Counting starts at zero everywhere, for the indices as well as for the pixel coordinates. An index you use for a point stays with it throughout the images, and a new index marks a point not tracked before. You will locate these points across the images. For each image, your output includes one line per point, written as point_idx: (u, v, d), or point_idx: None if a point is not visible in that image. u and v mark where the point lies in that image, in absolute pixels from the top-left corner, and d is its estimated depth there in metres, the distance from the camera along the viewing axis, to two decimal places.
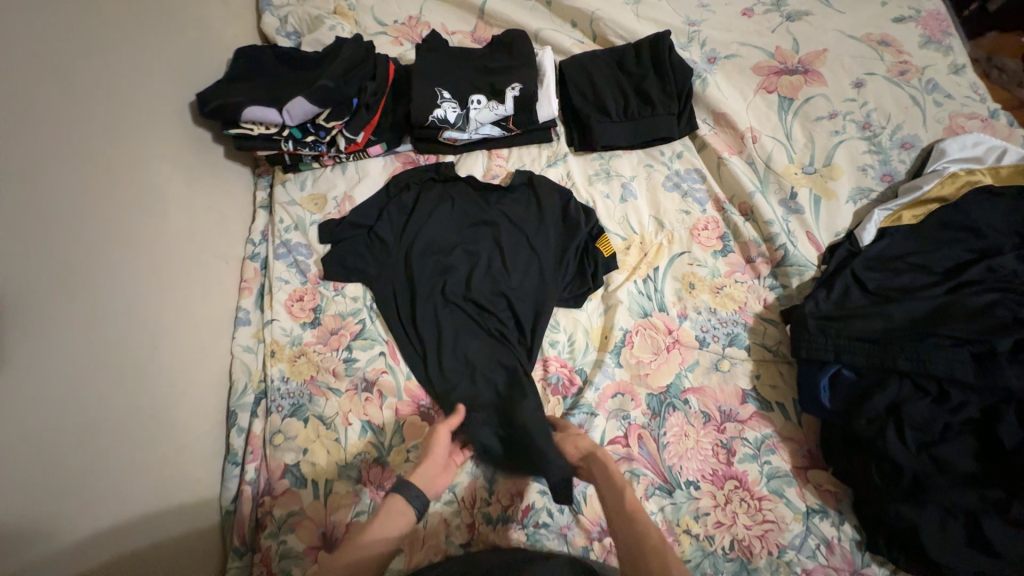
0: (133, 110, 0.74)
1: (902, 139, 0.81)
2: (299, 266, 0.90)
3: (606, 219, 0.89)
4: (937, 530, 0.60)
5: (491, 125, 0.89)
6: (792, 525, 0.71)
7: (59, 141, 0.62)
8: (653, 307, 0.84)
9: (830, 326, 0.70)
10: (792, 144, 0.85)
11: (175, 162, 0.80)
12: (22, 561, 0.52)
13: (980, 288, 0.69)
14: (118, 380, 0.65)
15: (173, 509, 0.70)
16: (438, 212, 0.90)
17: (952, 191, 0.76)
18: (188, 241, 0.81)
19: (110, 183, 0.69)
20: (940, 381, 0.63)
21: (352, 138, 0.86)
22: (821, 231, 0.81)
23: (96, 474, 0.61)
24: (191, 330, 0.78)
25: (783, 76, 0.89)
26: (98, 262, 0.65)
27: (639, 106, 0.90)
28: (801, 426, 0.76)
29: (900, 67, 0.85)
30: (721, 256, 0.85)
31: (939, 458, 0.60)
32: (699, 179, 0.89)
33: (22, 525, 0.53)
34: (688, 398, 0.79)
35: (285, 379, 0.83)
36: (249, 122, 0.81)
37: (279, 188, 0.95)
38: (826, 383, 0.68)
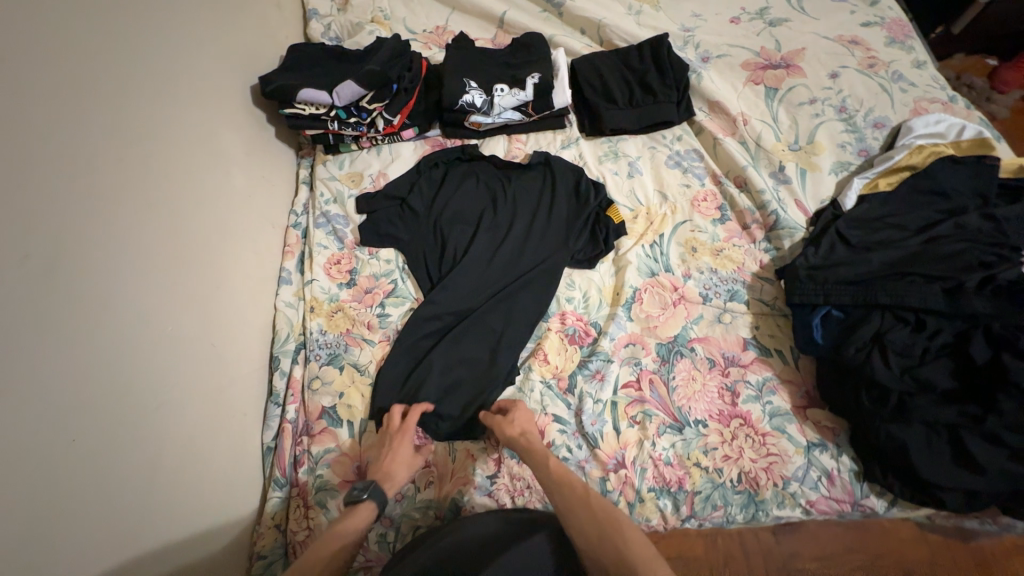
0: (206, 87, 0.86)
1: (874, 120, 0.94)
2: (336, 233, 0.98)
3: (616, 192, 0.99)
4: (923, 442, 0.69)
5: (512, 110, 1.01)
6: (794, 458, 0.77)
7: (153, 103, 0.74)
8: (659, 268, 0.92)
9: (819, 274, 0.79)
10: (779, 127, 0.97)
11: (237, 134, 0.92)
12: (111, 444, 0.58)
13: (951, 239, 0.77)
14: (187, 311, 0.73)
15: (224, 434, 0.76)
16: (464, 187, 1.00)
17: (920, 160, 0.86)
18: (243, 202, 0.90)
19: (187, 144, 0.79)
20: (917, 312, 0.73)
21: (390, 119, 0.99)
22: (808, 199, 0.92)
23: (168, 385, 0.68)
24: (243, 279, 0.87)
25: (768, 70, 1.02)
26: (178, 207, 0.75)
27: (643, 95, 1.02)
28: (799, 369, 0.83)
29: (869, 61, 0.98)
30: (720, 224, 0.94)
31: (921, 378, 0.70)
32: (697, 158, 1.00)
33: (113, 413, 0.59)
34: (695, 346, 0.86)
35: (322, 331, 0.90)
36: (302, 103, 0.94)
37: (320, 166, 1.05)
38: (818, 322, 0.78)
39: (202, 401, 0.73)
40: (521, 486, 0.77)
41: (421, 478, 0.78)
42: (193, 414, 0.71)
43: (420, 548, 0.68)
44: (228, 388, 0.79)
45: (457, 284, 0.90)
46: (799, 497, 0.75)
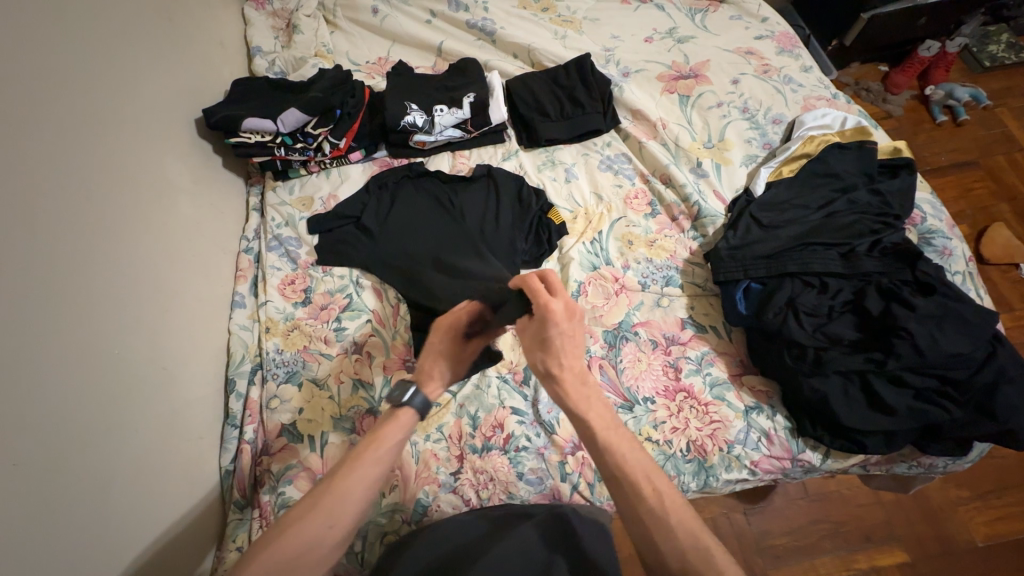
0: (153, 120, 0.89)
1: (773, 117, 1.06)
2: (289, 254, 1.00)
3: (556, 196, 1.06)
4: (841, 392, 0.77)
5: (453, 128, 1.08)
6: (735, 422, 0.83)
7: (101, 134, 0.76)
8: (601, 261, 0.99)
9: (738, 253, 0.87)
10: (693, 128, 1.08)
11: (185, 165, 0.94)
12: (66, 466, 0.58)
13: (844, 213, 0.88)
14: (139, 333, 0.74)
15: (179, 457, 0.75)
16: (413, 201, 1.04)
17: (813, 148, 0.98)
18: (194, 229, 0.92)
19: (135, 174, 0.81)
20: (820, 276, 0.83)
21: (336, 142, 1.04)
22: (725, 189, 1.02)
23: (121, 407, 0.67)
24: (196, 303, 0.88)
25: (680, 80, 1.14)
26: (128, 233, 0.76)
27: (572, 107, 1.11)
28: (732, 341, 0.90)
29: (764, 68, 1.12)
30: (651, 217, 1.02)
31: (830, 332, 0.78)
32: (626, 161, 1.09)
33: (68, 435, 0.59)
34: (638, 330, 0.92)
35: (279, 350, 0.90)
36: (248, 131, 0.98)
37: (269, 192, 1.07)
38: (740, 295, 0.86)
39: (156, 424, 0.73)
40: (484, 479, 0.79)
41: (385, 484, 0.79)
42: (146, 436, 0.70)
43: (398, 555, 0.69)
44: (183, 410, 0.78)
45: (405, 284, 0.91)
46: (743, 459, 0.81)
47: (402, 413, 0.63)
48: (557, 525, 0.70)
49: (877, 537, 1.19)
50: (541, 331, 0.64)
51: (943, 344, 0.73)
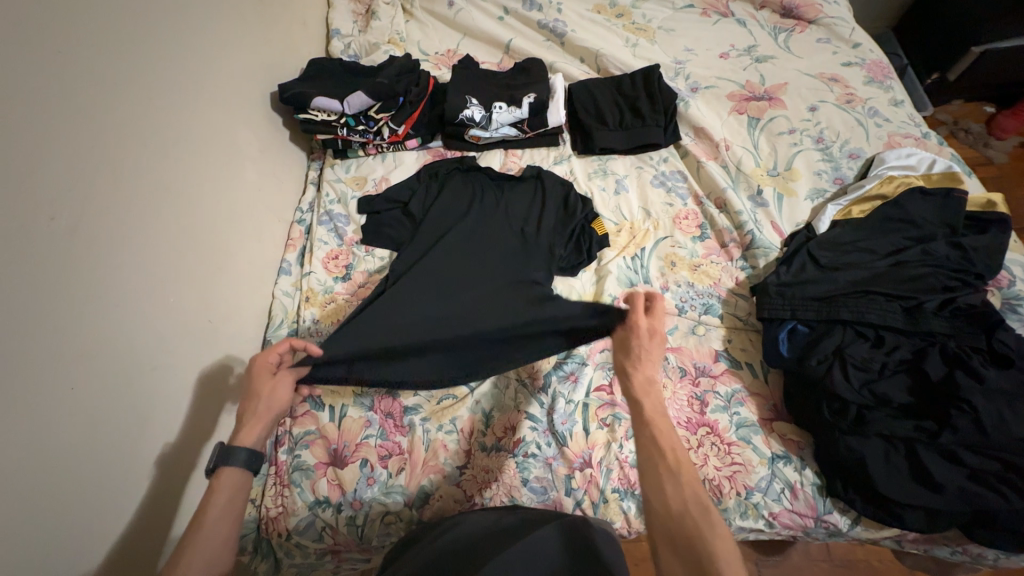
0: (231, 91, 0.95)
1: (849, 151, 0.99)
2: (337, 230, 1.05)
3: (602, 207, 1.04)
4: (881, 458, 0.70)
5: (509, 126, 1.09)
6: (757, 468, 0.78)
7: (184, 100, 0.82)
8: (639, 279, 0.96)
9: (788, 291, 0.82)
10: (759, 153, 1.03)
11: (254, 134, 1.01)
12: (111, 399, 0.64)
13: (916, 265, 0.80)
14: (191, 286, 0.80)
15: (210, 406, 0.81)
16: (459, 195, 1.05)
17: (890, 190, 0.90)
18: (255, 195, 0.98)
19: (208, 138, 0.87)
20: (876, 329, 0.77)
21: (395, 128, 1.07)
22: (784, 222, 0.96)
23: (166, 351, 0.73)
24: (247, 265, 0.94)
25: (751, 101, 1.08)
26: (193, 192, 0.82)
27: (632, 118, 1.09)
28: (767, 383, 0.85)
29: (847, 97, 1.04)
30: (699, 241, 0.98)
31: (878, 392, 0.72)
32: (681, 179, 1.05)
33: (116, 370, 0.65)
34: (668, 355, 0.89)
35: (314, 320, 0.95)
36: (316, 110, 1.03)
37: (328, 169, 1.13)
38: (784, 336, 0.80)
39: (194, 372, 0.78)
40: (488, 479, 0.79)
41: (393, 465, 0.81)
42: (184, 381, 0.76)
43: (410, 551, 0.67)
44: (221, 363, 0.84)
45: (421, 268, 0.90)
46: (761, 508, 0.76)
47: (225, 474, 0.62)
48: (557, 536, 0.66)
49: None
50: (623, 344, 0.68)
51: (1011, 426, 0.66)
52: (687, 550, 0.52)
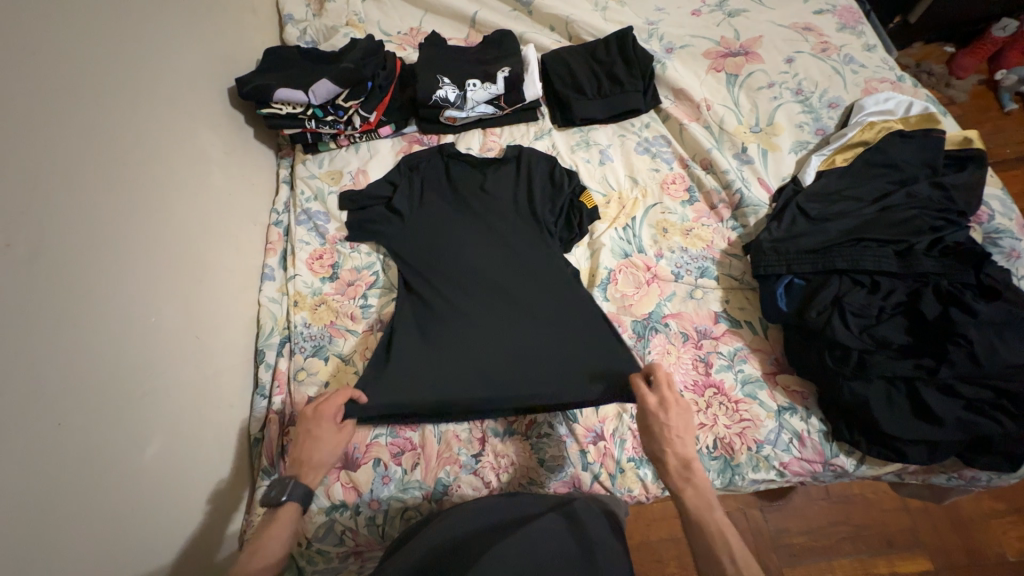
0: (186, 90, 0.89)
1: (829, 101, 0.98)
2: (318, 229, 1.01)
3: (589, 178, 1.02)
4: (883, 397, 0.73)
5: (485, 104, 1.04)
6: (766, 422, 0.80)
7: (135, 104, 0.76)
8: (633, 249, 0.95)
9: (782, 246, 0.83)
10: (740, 111, 1.01)
11: (217, 135, 0.94)
12: (104, 430, 0.60)
13: (902, 208, 0.82)
14: (172, 303, 0.75)
15: (210, 424, 0.78)
16: (442, 185, 1.00)
17: (872, 136, 0.90)
18: (227, 200, 0.93)
19: (167, 143, 0.82)
20: (871, 274, 0.78)
21: (366, 115, 1.02)
22: (770, 177, 0.96)
23: (156, 373, 0.70)
24: (228, 274, 0.89)
25: (728, 58, 1.06)
26: (160, 203, 0.77)
27: (611, 85, 1.06)
28: (768, 339, 0.86)
29: (822, 46, 1.04)
30: (688, 205, 0.98)
31: (877, 335, 0.74)
32: (665, 144, 1.04)
33: (104, 400, 0.61)
34: (669, 321, 0.89)
35: (307, 324, 0.92)
36: (279, 103, 0.97)
37: (299, 166, 1.07)
38: (782, 291, 0.81)
39: (188, 391, 0.75)
40: (504, 463, 0.80)
41: (407, 461, 0.81)
42: (179, 401, 0.72)
43: (413, 541, 0.66)
44: (216, 378, 0.81)
45: (416, 297, 0.89)
46: (772, 459, 0.78)
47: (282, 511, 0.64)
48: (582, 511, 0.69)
49: (900, 543, 1.16)
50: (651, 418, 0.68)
51: (1004, 354, 0.68)
52: None
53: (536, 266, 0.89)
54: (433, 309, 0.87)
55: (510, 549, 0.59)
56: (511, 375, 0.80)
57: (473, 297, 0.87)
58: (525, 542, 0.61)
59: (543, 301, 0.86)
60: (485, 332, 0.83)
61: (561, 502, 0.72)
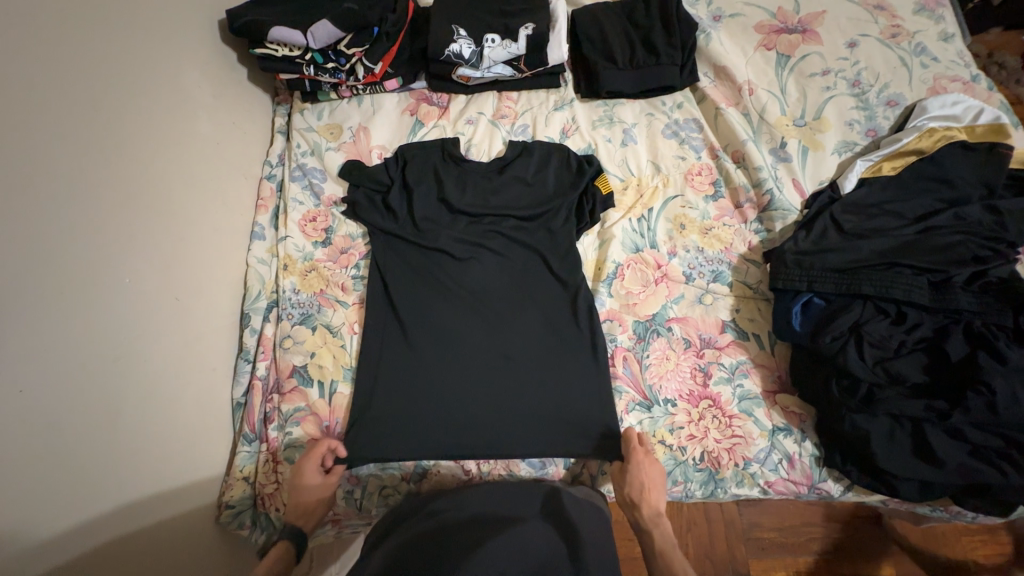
0: (166, 20, 0.79)
1: (888, 97, 0.87)
2: (313, 188, 0.95)
3: (607, 161, 0.94)
4: (885, 435, 0.69)
5: (503, 65, 0.94)
6: (758, 441, 0.78)
7: (101, 35, 0.67)
8: (645, 244, 0.89)
9: (806, 260, 0.77)
10: (786, 99, 0.90)
11: (204, 76, 0.86)
12: (73, 398, 0.57)
13: (945, 231, 0.74)
14: (150, 263, 0.71)
15: (190, 390, 0.75)
16: (443, 176, 0.92)
17: (929, 145, 0.81)
18: (214, 150, 0.86)
19: (143, 83, 0.73)
20: (899, 304, 0.72)
21: (370, 67, 0.91)
22: (806, 180, 0.87)
23: (132, 338, 0.66)
24: (211, 230, 0.84)
25: (782, 34, 0.93)
26: (137, 152, 0.70)
27: (645, 55, 0.94)
28: (774, 355, 0.82)
29: (892, 31, 0.90)
30: (712, 201, 0.90)
31: (891, 370, 0.69)
32: (696, 129, 0.94)
33: (72, 366, 0.58)
34: (672, 326, 0.85)
35: (296, 290, 0.89)
36: (275, 43, 0.87)
37: (297, 115, 0.99)
38: (798, 309, 0.75)
39: (168, 355, 0.72)
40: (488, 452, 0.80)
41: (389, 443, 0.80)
42: (159, 367, 0.70)
43: (393, 533, 0.67)
44: (196, 342, 0.78)
45: (411, 284, 0.87)
46: (758, 477, 0.77)
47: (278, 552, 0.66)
48: (567, 513, 0.69)
49: (868, 549, 1.17)
50: (630, 471, 0.72)
51: None
52: None
53: (546, 267, 0.88)
54: (435, 304, 0.86)
55: (501, 548, 0.60)
56: (499, 380, 0.81)
57: (473, 290, 0.87)
58: (514, 538, 0.62)
59: (549, 299, 0.86)
60: (485, 332, 0.84)
61: (550, 493, 0.74)
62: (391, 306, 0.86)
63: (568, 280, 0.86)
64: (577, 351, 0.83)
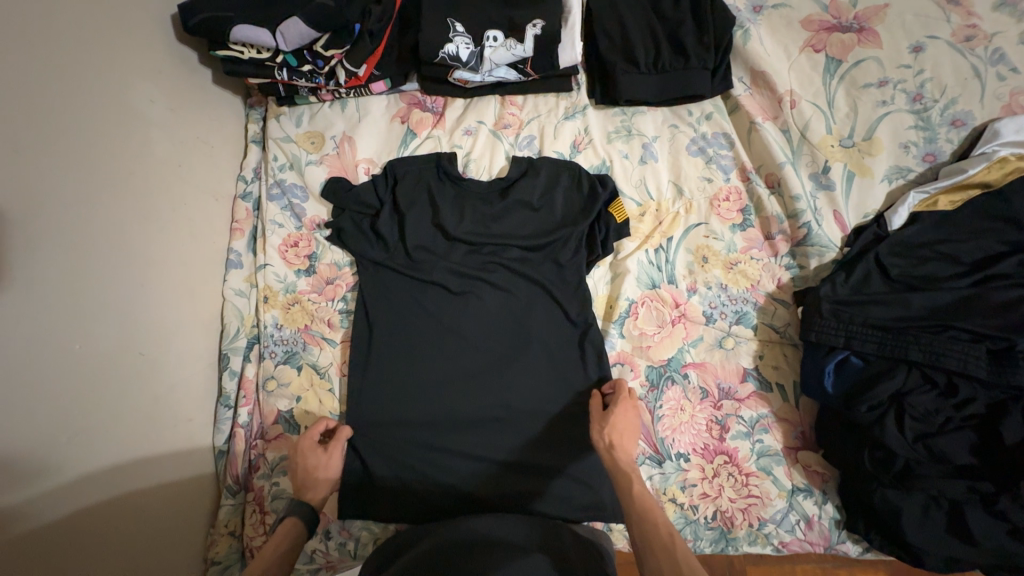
0: (105, 25, 0.67)
1: (953, 116, 0.74)
2: (293, 208, 0.85)
3: (623, 181, 0.83)
4: (918, 511, 0.65)
5: (507, 68, 0.81)
6: (775, 501, 0.72)
7: (19, 55, 0.55)
8: (662, 279, 0.80)
9: (844, 312, 0.69)
10: (833, 113, 0.78)
11: (157, 86, 0.74)
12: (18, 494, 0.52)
13: (1005, 283, 0.65)
14: (105, 320, 0.63)
15: (162, 448, 0.70)
16: (438, 199, 0.81)
17: (997, 178, 0.69)
18: (178, 174, 0.76)
19: (81, 109, 0.63)
20: (950, 374, 0.64)
21: (353, 70, 0.79)
22: (849, 211, 0.77)
23: (86, 410, 0.60)
24: (178, 268, 0.75)
25: (834, 33, 0.80)
26: (78, 194, 0.61)
27: (671, 56, 0.81)
28: (798, 408, 0.75)
29: (967, 32, 0.75)
30: (739, 230, 0.80)
31: (935, 449, 0.62)
32: (726, 145, 0.83)
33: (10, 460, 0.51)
34: (688, 372, 0.77)
35: (278, 326, 0.81)
36: (239, 44, 0.75)
37: (273, 122, 0.88)
38: (831, 369, 0.68)
39: (134, 418, 0.66)
40: None
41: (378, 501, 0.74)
42: (121, 433, 0.64)
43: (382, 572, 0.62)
44: (168, 395, 0.72)
45: (406, 320, 0.79)
46: (772, 537, 0.72)
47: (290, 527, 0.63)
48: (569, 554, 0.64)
49: None
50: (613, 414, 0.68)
51: None
52: None
53: (551, 303, 0.79)
54: (427, 346, 0.78)
55: None
56: (497, 431, 0.76)
57: (472, 330, 0.79)
58: None
59: (553, 341, 0.78)
60: (484, 378, 0.77)
61: (551, 530, 0.68)
62: (383, 347, 0.79)
63: (576, 320, 0.79)
64: (583, 399, 0.76)
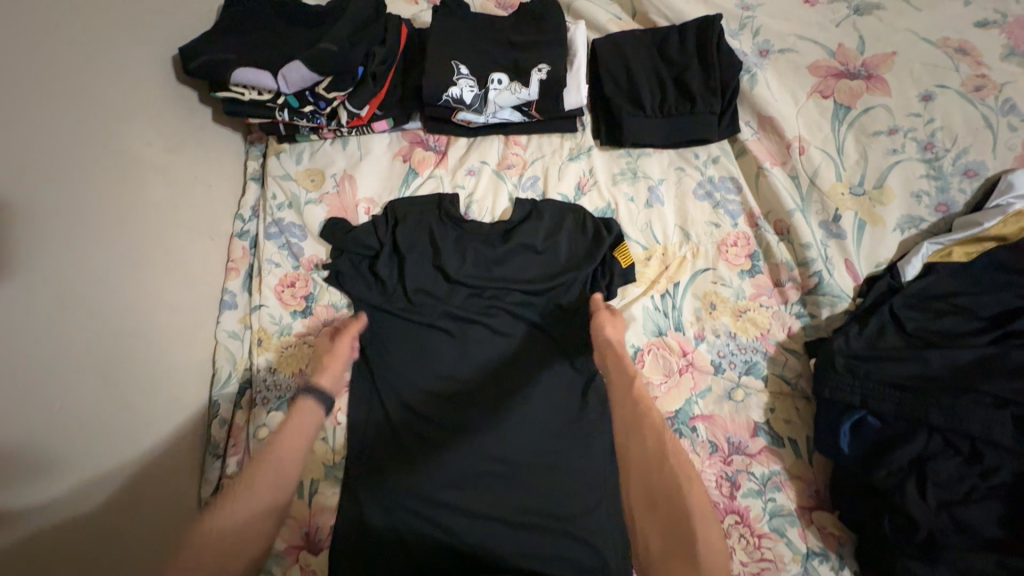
0: (104, 70, 0.66)
1: (965, 166, 0.73)
2: (291, 248, 0.83)
3: (628, 224, 0.81)
4: None
5: (511, 110, 0.80)
6: (789, 566, 0.67)
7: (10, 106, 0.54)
8: (668, 325, 0.78)
9: (859, 367, 0.67)
10: (842, 161, 0.77)
11: (155, 128, 0.73)
12: None
13: None
14: (88, 373, 0.60)
15: (146, 504, 0.66)
16: (440, 241, 0.79)
17: (1014, 231, 0.67)
18: (173, 216, 0.74)
19: (75, 155, 0.61)
20: (974, 440, 0.61)
21: (355, 111, 0.78)
22: (860, 261, 0.75)
23: (63, 471, 0.57)
24: (170, 312, 0.72)
25: (842, 80, 0.79)
26: (65, 244, 0.59)
27: (678, 101, 0.80)
28: (812, 465, 0.72)
29: (975, 82, 0.74)
30: (748, 276, 0.78)
31: (960, 519, 0.59)
32: (734, 189, 0.81)
33: None
34: (697, 425, 0.74)
35: (271, 370, 0.78)
36: (239, 86, 0.74)
37: (273, 160, 0.86)
38: (848, 427, 0.66)
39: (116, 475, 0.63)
40: None
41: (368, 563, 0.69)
42: (101, 492, 0.61)
43: None
44: (154, 447, 0.68)
45: (403, 366, 0.77)
46: None
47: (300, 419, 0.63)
48: None
49: None
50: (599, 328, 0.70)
51: None
52: (659, 479, 0.53)
53: (555, 350, 0.77)
54: (426, 393, 0.75)
55: None
56: (493, 493, 0.70)
57: (471, 378, 0.76)
58: None
59: (557, 391, 0.75)
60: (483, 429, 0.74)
61: None
62: (380, 394, 0.76)
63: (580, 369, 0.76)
64: (587, 454, 0.72)
